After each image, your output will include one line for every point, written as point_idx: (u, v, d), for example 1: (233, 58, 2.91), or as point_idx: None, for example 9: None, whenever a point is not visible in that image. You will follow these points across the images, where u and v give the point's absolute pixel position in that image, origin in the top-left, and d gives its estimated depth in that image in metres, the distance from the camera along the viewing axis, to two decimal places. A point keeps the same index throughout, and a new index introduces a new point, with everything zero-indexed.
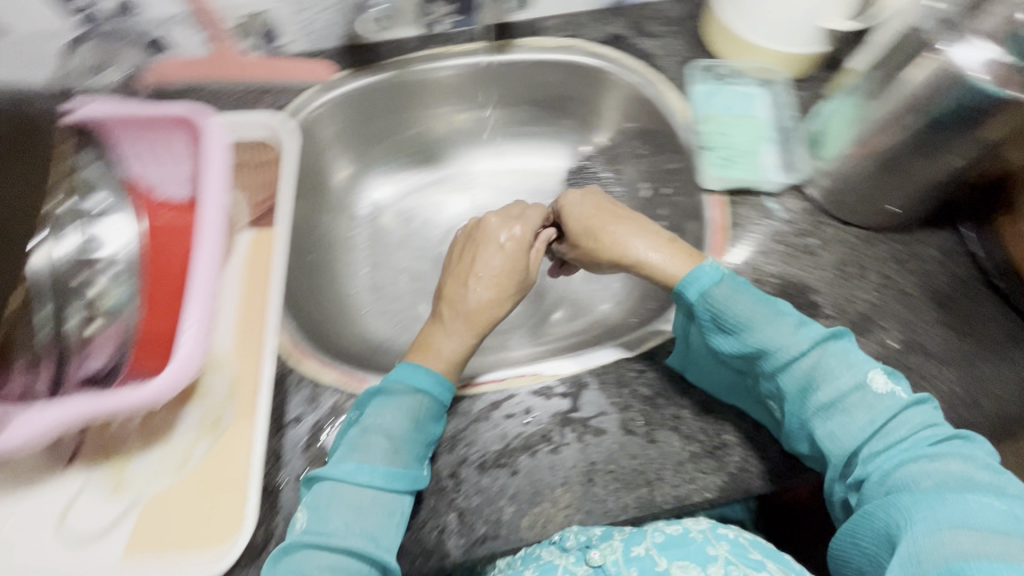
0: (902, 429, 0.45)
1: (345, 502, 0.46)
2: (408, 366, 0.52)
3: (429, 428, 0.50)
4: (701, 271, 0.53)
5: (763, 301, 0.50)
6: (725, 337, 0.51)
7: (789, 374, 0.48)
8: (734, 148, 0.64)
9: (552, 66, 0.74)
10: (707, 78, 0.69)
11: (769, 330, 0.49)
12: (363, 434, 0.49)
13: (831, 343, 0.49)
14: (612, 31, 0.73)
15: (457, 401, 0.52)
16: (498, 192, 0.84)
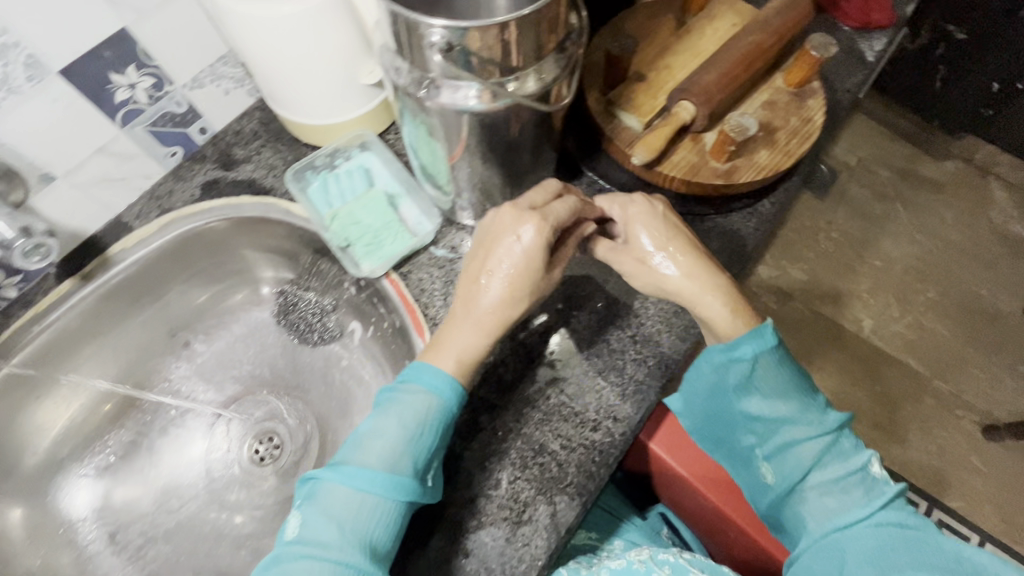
0: (857, 491, 0.49)
1: (339, 506, 0.46)
2: (422, 363, 0.51)
3: (435, 434, 0.48)
4: (761, 336, 0.48)
5: (789, 383, 0.49)
6: (755, 398, 0.49)
7: (795, 450, 0.49)
8: (369, 228, 0.62)
9: (167, 251, 0.67)
10: (311, 176, 0.65)
11: (789, 391, 0.49)
12: (366, 442, 0.48)
13: (827, 427, 0.50)
14: (200, 182, 0.67)
15: (404, 452, 0.47)
16: (220, 381, 0.76)
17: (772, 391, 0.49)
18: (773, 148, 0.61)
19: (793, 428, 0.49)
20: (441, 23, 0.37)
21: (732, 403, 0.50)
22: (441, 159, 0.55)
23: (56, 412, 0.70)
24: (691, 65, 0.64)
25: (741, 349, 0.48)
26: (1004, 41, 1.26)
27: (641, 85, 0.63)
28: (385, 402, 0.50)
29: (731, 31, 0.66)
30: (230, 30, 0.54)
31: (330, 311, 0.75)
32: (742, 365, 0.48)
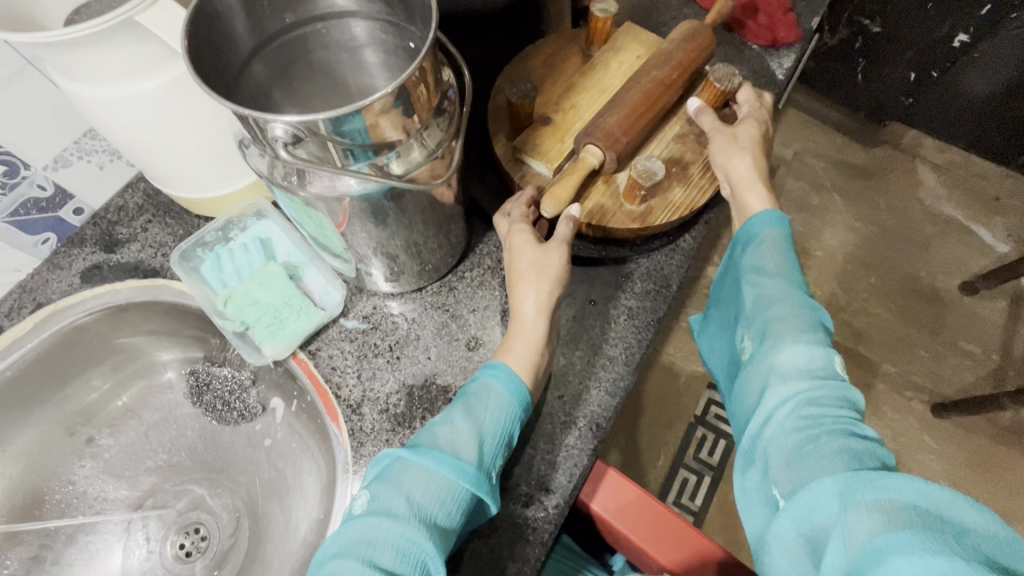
0: (825, 373, 0.46)
1: (409, 480, 0.44)
2: (499, 361, 0.50)
3: (506, 429, 0.48)
4: (768, 215, 0.54)
5: (790, 264, 0.52)
6: (752, 263, 0.53)
7: (776, 311, 0.50)
8: (268, 307, 0.57)
9: (48, 348, 0.61)
10: (203, 255, 0.60)
11: (787, 269, 0.52)
12: (437, 429, 0.47)
13: (815, 312, 0.49)
14: (80, 268, 0.61)
15: (479, 443, 0.46)
16: (132, 476, 0.70)
17: (773, 258, 0.52)
18: (688, 186, 0.59)
19: (781, 292, 0.51)
20: (284, 119, 0.33)
21: (737, 270, 0.54)
22: (335, 233, 0.51)
23: None
24: (598, 102, 0.61)
25: (754, 224, 0.54)
26: (914, 32, 1.30)
27: (548, 127, 0.60)
28: (460, 397, 0.50)
29: (636, 64, 0.63)
30: (83, 115, 0.49)
31: (250, 386, 0.68)
32: (750, 233, 0.54)
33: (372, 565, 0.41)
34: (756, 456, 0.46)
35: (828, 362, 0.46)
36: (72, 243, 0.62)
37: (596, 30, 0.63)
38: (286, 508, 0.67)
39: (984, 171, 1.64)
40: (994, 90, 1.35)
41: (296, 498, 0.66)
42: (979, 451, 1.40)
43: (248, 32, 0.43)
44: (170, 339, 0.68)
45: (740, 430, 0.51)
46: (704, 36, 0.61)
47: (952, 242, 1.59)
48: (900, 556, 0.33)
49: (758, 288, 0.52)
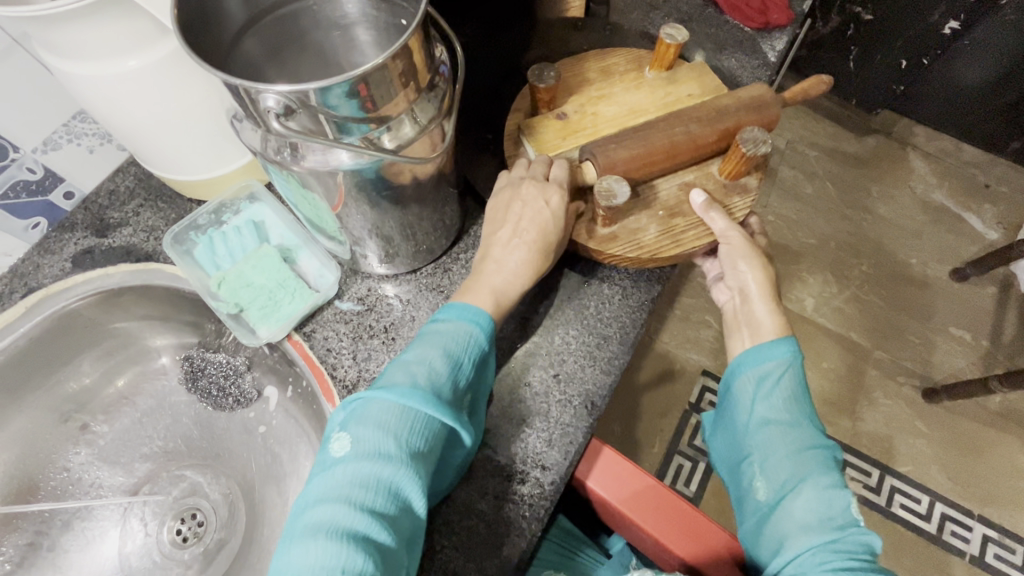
0: (836, 516, 0.50)
1: (387, 419, 0.44)
2: (460, 302, 0.52)
3: (475, 360, 0.49)
4: (782, 345, 0.56)
5: (801, 400, 0.55)
6: (764, 401, 0.54)
7: (792, 455, 0.53)
8: (262, 289, 0.57)
9: (41, 334, 0.61)
10: (194, 238, 0.59)
11: (800, 405, 0.54)
12: (403, 366, 0.47)
13: (824, 453, 0.53)
14: (71, 253, 0.61)
15: (452, 378, 0.47)
16: (128, 463, 0.69)
17: (787, 397, 0.54)
18: (663, 231, 0.56)
19: (794, 433, 0.53)
20: (276, 88, 0.33)
21: (745, 404, 0.55)
22: (331, 216, 0.52)
23: None
24: (622, 119, 0.61)
25: (766, 355, 0.55)
26: (906, 20, 1.30)
27: (561, 121, 0.60)
28: (424, 334, 0.50)
29: (682, 98, 0.62)
30: (71, 92, 0.48)
31: (245, 372, 0.68)
32: (762, 365, 0.55)
33: (359, 505, 0.40)
34: None
35: (841, 506, 0.51)
36: (63, 228, 0.62)
37: (659, 53, 0.62)
38: (283, 493, 0.67)
39: (974, 160, 1.66)
40: (986, 76, 1.36)
41: (294, 480, 0.66)
42: (970, 435, 1.42)
43: (239, 9, 0.43)
44: (164, 324, 0.68)
45: (751, 558, 0.54)
46: (759, 109, 0.58)
47: (944, 230, 1.60)
48: None
49: (769, 430, 0.54)
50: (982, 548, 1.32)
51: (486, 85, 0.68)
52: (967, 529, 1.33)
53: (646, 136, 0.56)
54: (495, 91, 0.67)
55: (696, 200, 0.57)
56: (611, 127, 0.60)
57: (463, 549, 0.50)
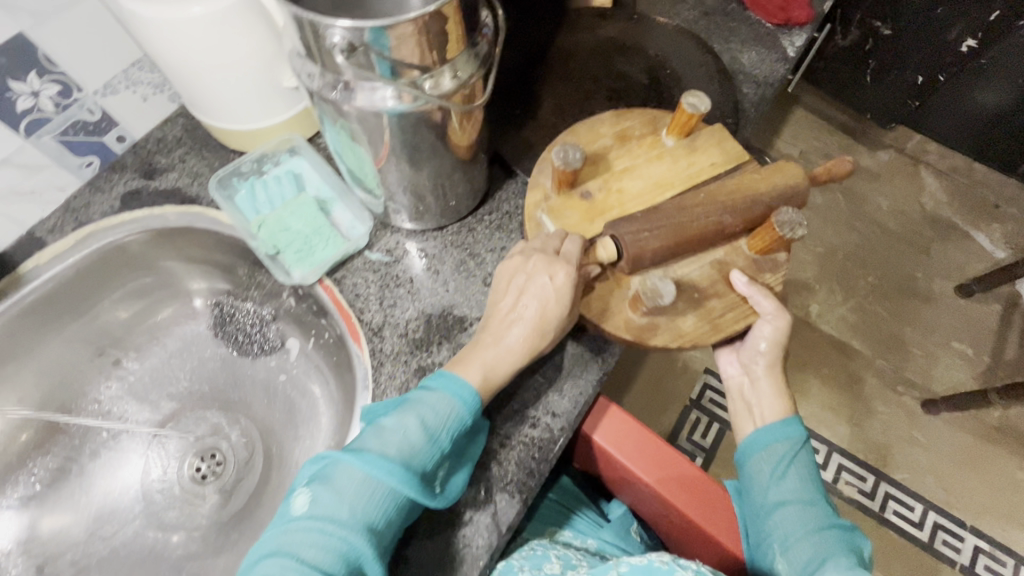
0: None
1: (346, 490, 0.45)
2: (450, 372, 0.51)
3: (451, 434, 0.49)
4: (793, 424, 0.59)
5: (813, 480, 0.57)
6: (775, 481, 0.57)
7: (813, 536, 0.54)
8: (299, 234, 0.60)
9: (86, 266, 0.65)
10: (238, 184, 0.64)
11: (813, 486, 0.57)
12: (381, 433, 0.48)
13: (844, 533, 0.55)
14: (120, 192, 0.65)
15: (423, 452, 0.48)
16: (154, 400, 0.73)
17: (798, 476, 0.57)
18: (701, 319, 0.57)
19: (811, 513, 0.55)
20: (341, 23, 0.37)
21: (760, 486, 0.57)
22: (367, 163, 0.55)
23: None
24: (648, 195, 0.61)
25: (772, 433, 0.59)
26: (926, 36, 1.32)
27: (586, 200, 0.60)
28: (406, 401, 0.51)
29: (704, 168, 0.62)
30: (137, 31, 0.52)
31: (270, 321, 0.73)
32: (770, 444, 0.58)
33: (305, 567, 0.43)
34: None
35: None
36: (114, 169, 0.66)
37: (680, 121, 0.61)
38: (300, 437, 0.70)
39: (985, 180, 1.68)
40: (1001, 96, 1.38)
41: (313, 423, 0.70)
42: (967, 449, 1.44)
43: None
44: (199, 270, 0.71)
45: None
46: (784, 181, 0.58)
47: (951, 247, 1.62)
48: None
49: (784, 509, 0.56)
50: (972, 559, 1.33)
51: (516, 64, 0.71)
52: (958, 539, 1.35)
53: (681, 226, 0.55)
54: (523, 71, 0.71)
55: (736, 283, 0.57)
56: (637, 206, 0.60)
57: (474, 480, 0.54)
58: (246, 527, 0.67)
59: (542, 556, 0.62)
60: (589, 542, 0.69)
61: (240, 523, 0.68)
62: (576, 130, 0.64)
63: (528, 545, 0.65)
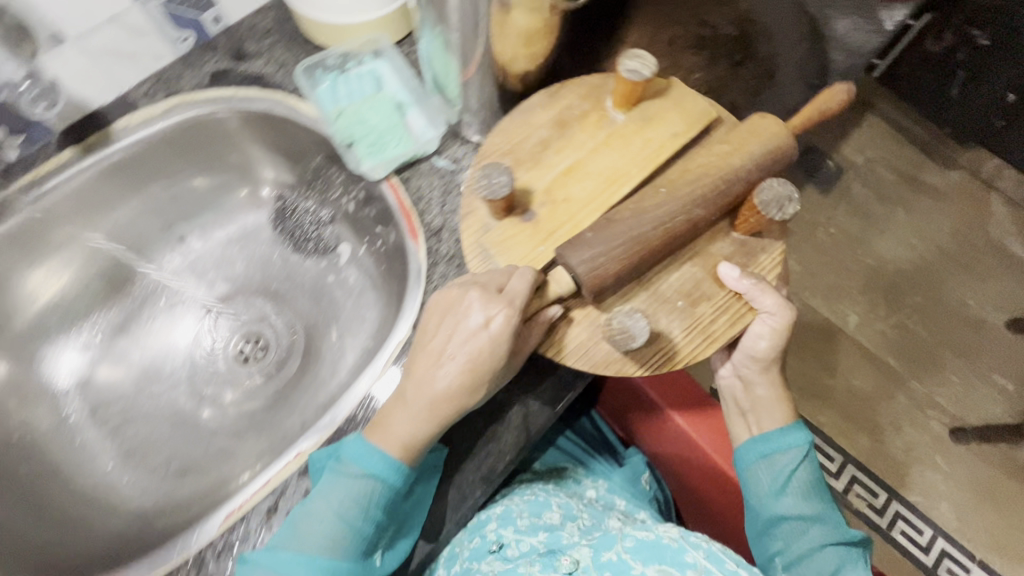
0: None
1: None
2: (365, 443, 0.49)
3: (376, 509, 0.49)
4: (799, 434, 0.56)
5: (817, 488, 0.56)
6: (782, 497, 0.55)
7: (815, 557, 0.53)
8: (376, 129, 0.63)
9: (173, 134, 0.67)
10: (322, 75, 0.65)
11: (817, 500, 0.55)
12: (305, 524, 0.48)
13: (845, 553, 0.54)
14: (211, 70, 0.67)
15: (346, 538, 0.48)
16: (212, 279, 0.76)
17: (803, 489, 0.55)
18: (690, 328, 0.52)
19: (818, 525, 0.54)
20: None
21: (762, 498, 0.55)
22: (453, 70, 0.58)
23: (46, 286, 0.68)
24: (599, 195, 0.54)
25: (781, 442, 0.56)
26: (1012, 67, 1.11)
27: (526, 224, 0.54)
28: (325, 471, 0.50)
29: (665, 141, 0.55)
30: None
31: (327, 224, 0.75)
32: (773, 454, 0.56)
33: None
34: None
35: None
36: (209, 50, 0.68)
37: (623, 91, 0.55)
38: (343, 335, 0.73)
39: None
40: None
41: (353, 324, 0.73)
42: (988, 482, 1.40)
43: None
44: (269, 161, 0.74)
45: None
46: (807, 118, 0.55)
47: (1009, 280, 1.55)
48: None
49: (792, 526, 0.54)
50: None
51: None
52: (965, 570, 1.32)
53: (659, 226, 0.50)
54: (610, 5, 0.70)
55: (728, 278, 0.52)
56: (586, 214, 0.53)
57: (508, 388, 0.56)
58: (283, 407, 0.71)
59: (543, 504, 0.62)
60: (600, 483, 0.70)
61: (277, 405, 0.71)
62: (501, 130, 0.58)
63: (531, 489, 0.65)
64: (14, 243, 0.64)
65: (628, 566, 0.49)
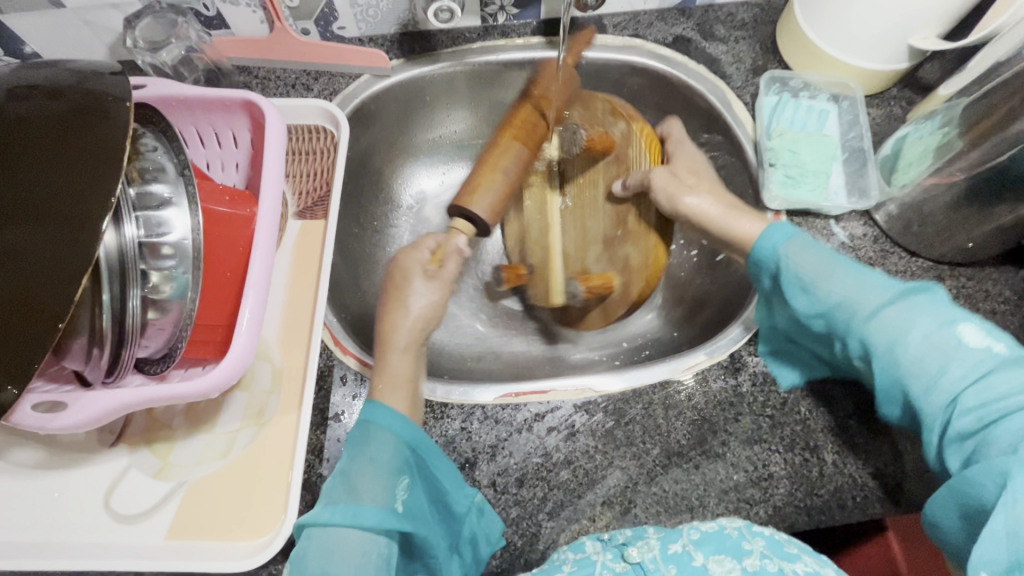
0: (1000, 384, 0.38)
1: (351, 556, 0.40)
2: (371, 404, 0.47)
3: (397, 456, 0.45)
4: (773, 229, 0.49)
5: (836, 261, 0.46)
6: (794, 287, 0.47)
7: (866, 328, 0.43)
8: (804, 166, 0.61)
9: (610, 67, 0.70)
10: (777, 91, 0.65)
11: (857, 279, 0.44)
12: (331, 493, 0.42)
13: (926, 295, 0.42)
14: (676, 33, 0.69)
15: (375, 483, 0.43)
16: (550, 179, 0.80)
17: (820, 270, 0.46)
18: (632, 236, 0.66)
19: (870, 295, 0.43)
20: None
21: (789, 296, 0.47)
22: (920, 163, 0.56)
23: (438, 126, 0.77)
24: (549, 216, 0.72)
25: (766, 244, 0.48)
26: None
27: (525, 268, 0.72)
28: (347, 448, 0.45)
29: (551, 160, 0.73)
30: None
31: None
32: (792, 273, 0.46)
33: None
34: (960, 441, 0.39)
35: (982, 367, 0.39)
36: (686, 14, 0.70)
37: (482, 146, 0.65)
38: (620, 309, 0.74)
39: None
40: None
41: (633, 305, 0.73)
42: None
43: None
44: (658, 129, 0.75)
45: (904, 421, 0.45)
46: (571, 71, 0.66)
47: None
48: None
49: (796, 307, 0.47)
50: None
51: None
52: None
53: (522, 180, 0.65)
54: None
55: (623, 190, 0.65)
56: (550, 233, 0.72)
57: (783, 477, 0.51)
58: (529, 332, 0.75)
59: None
60: None
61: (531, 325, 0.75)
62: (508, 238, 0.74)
63: None
64: (468, 74, 0.71)
65: (691, 558, 0.41)
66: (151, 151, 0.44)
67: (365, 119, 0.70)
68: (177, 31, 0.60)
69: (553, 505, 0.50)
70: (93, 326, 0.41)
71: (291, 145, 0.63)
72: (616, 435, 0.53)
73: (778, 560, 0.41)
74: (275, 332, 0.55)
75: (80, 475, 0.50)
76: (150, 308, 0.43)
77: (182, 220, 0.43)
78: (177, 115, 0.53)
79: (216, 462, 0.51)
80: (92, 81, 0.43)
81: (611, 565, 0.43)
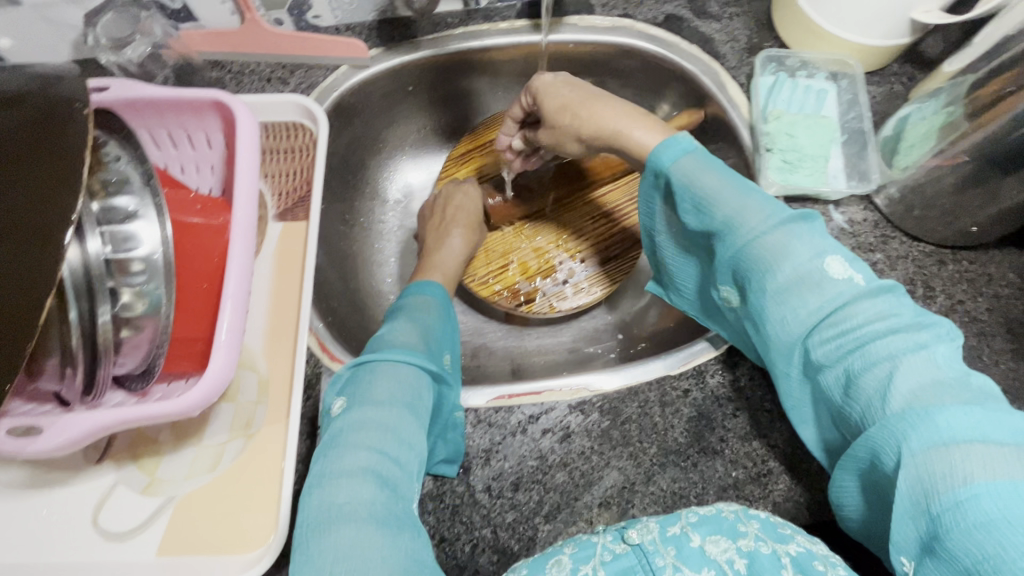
0: (852, 314, 0.37)
1: (408, 379, 0.44)
2: (427, 284, 0.60)
3: (439, 327, 0.54)
4: (675, 142, 0.46)
5: (731, 177, 0.44)
6: (688, 213, 0.45)
7: (741, 248, 0.41)
8: (802, 150, 0.59)
9: (598, 49, 0.67)
10: (774, 71, 0.63)
11: (739, 205, 0.42)
12: (389, 337, 0.49)
13: (799, 226, 0.40)
14: (667, 11, 0.66)
15: (427, 335, 0.52)
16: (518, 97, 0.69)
17: (715, 187, 0.43)
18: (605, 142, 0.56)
19: (755, 211, 0.41)
20: None
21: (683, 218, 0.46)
22: (923, 147, 0.54)
23: (421, 117, 0.75)
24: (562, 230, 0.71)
25: (667, 152, 0.46)
26: None
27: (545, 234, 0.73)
28: (394, 312, 0.55)
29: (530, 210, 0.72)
30: None
31: None
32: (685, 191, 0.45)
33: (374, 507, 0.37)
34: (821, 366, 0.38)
35: (840, 298, 0.38)
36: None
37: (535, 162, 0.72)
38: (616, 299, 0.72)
39: None
40: None
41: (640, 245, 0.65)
42: None
43: None
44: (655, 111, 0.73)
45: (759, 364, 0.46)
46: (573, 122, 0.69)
47: None
48: (991, 514, 0.29)
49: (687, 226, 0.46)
50: None
51: None
52: None
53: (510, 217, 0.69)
54: None
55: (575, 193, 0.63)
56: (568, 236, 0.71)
57: (782, 473, 0.50)
58: (522, 326, 0.73)
59: None
60: None
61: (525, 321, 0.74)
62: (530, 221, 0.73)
63: None
64: (450, 61, 0.68)
65: (689, 540, 0.40)
66: (114, 161, 0.42)
67: (346, 112, 0.67)
68: (141, 26, 0.58)
69: (547, 508, 0.49)
70: (62, 345, 0.39)
71: (267, 142, 0.60)
72: (612, 435, 0.51)
73: (772, 542, 0.39)
74: (258, 340, 0.54)
75: (68, 493, 0.49)
76: (124, 327, 0.41)
77: (150, 233, 0.41)
78: (143, 117, 0.50)
79: (204, 476, 0.50)
80: (50, 86, 0.41)
81: (612, 547, 0.41)
